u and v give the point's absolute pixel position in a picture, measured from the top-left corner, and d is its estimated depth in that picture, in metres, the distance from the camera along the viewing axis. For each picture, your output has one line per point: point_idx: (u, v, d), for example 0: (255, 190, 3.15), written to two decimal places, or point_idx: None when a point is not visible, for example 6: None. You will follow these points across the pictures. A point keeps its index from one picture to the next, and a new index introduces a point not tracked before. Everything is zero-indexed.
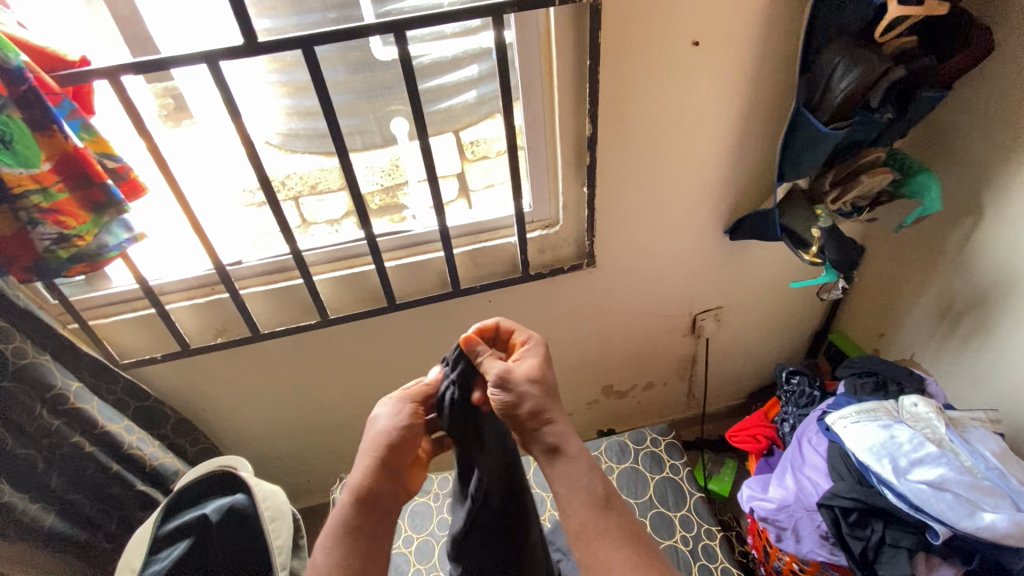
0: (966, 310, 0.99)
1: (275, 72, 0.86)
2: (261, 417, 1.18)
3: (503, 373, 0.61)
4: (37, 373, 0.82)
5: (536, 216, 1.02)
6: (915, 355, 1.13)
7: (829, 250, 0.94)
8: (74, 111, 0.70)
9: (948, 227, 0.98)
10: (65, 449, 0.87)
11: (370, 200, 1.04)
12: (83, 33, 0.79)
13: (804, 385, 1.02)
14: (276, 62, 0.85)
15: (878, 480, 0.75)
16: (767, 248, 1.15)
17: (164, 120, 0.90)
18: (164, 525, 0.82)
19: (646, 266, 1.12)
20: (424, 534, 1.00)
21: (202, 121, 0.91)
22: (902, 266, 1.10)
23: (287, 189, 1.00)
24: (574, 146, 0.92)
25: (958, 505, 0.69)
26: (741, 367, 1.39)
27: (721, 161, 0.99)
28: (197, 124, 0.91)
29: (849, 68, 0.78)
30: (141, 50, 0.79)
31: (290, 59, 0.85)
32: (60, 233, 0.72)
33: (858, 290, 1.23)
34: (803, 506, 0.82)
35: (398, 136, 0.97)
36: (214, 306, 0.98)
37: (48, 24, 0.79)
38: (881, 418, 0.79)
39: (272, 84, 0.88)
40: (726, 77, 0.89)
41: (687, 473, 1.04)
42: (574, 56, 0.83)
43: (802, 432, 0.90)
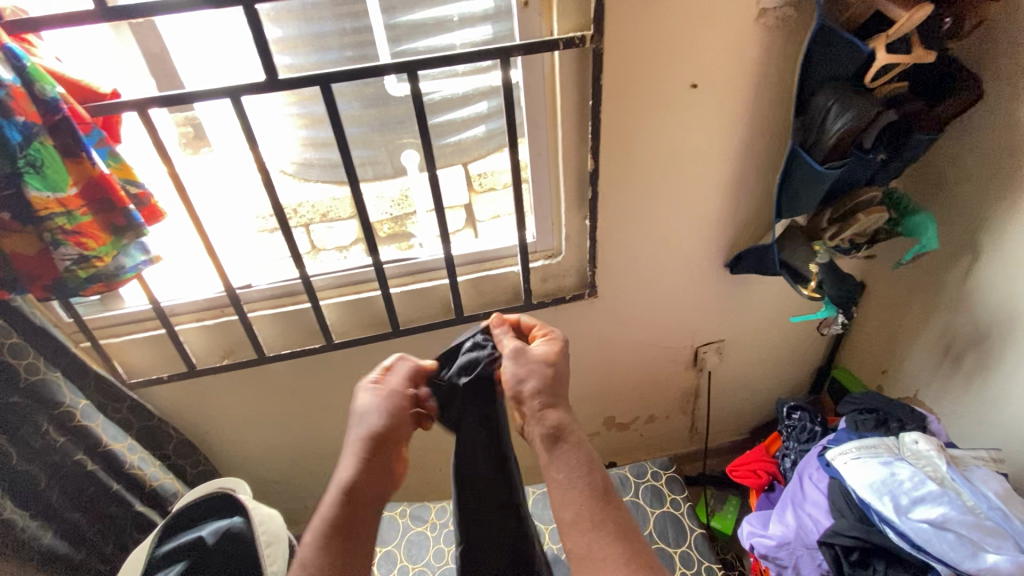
0: (968, 348, 0.99)
1: (294, 105, 0.90)
2: (262, 442, 1.18)
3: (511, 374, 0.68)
4: (45, 390, 0.83)
5: (539, 247, 1.05)
6: (918, 393, 1.12)
7: (828, 285, 0.96)
8: (102, 139, 0.74)
9: (947, 265, 1.00)
10: (68, 467, 0.87)
11: (380, 228, 1.09)
12: (119, 66, 0.85)
13: (805, 420, 0.99)
14: (294, 96, 0.89)
15: (879, 519, 0.72)
16: (768, 282, 1.17)
17: (183, 147, 0.95)
18: (159, 548, 0.82)
19: (647, 299, 1.14)
20: (421, 564, 0.98)
21: (219, 148, 0.95)
22: (902, 303, 1.10)
23: (299, 216, 1.06)
24: (577, 180, 0.95)
25: (961, 545, 0.67)
26: (744, 401, 1.38)
27: (721, 196, 1.02)
28: (215, 152, 0.96)
29: (843, 110, 0.80)
30: (168, 84, 0.84)
31: (309, 94, 0.89)
32: (80, 254, 0.74)
33: (863, 324, 1.22)
34: (803, 544, 0.79)
35: (408, 167, 1.01)
36: (222, 328, 1.00)
37: (84, 58, 0.84)
38: (882, 455, 0.77)
39: (291, 116, 0.91)
40: (723, 117, 0.93)
41: (688, 509, 1.03)
42: (578, 96, 0.87)
43: (803, 468, 0.86)
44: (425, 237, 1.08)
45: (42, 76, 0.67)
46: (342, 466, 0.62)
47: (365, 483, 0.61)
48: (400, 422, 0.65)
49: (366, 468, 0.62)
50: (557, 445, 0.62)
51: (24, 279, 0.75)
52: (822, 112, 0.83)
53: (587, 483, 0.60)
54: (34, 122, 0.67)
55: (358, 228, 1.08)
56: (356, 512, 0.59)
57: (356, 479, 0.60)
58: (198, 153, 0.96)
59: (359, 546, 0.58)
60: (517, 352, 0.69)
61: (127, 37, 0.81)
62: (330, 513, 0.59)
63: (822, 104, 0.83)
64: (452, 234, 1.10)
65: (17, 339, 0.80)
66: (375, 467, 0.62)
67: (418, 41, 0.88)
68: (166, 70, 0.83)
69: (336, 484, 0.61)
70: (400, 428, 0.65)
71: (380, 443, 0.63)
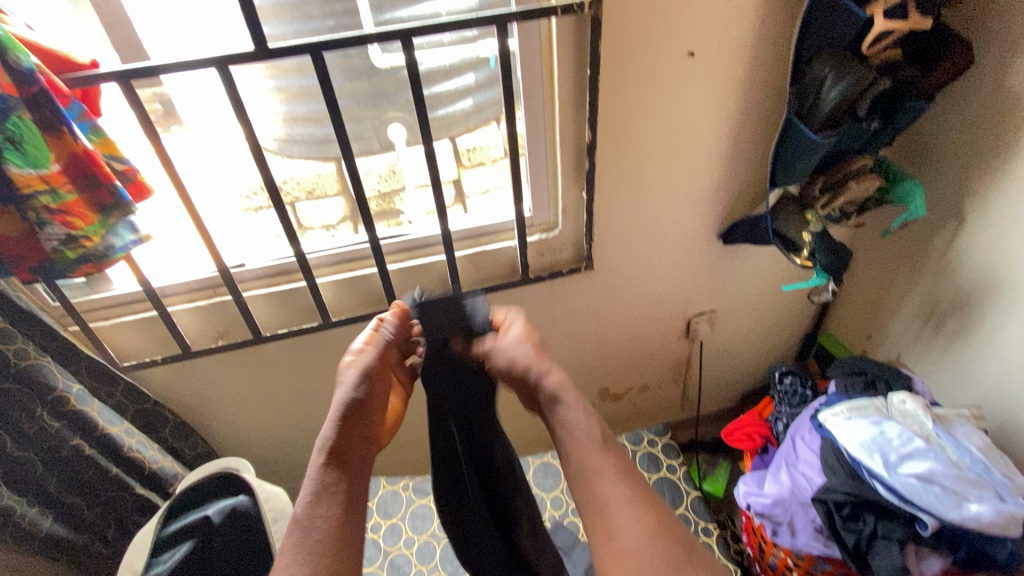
0: (950, 312, 1.03)
1: (272, 78, 0.88)
2: (261, 422, 1.18)
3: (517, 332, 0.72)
4: (37, 374, 0.81)
5: (536, 220, 1.05)
6: (901, 356, 1.17)
7: (820, 255, 0.96)
8: (84, 113, 0.70)
9: (933, 232, 1.02)
10: (65, 452, 0.86)
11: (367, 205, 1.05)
12: (92, 35, 0.80)
13: (796, 385, 1.02)
14: (274, 69, 0.87)
15: (869, 474, 0.75)
16: (759, 252, 1.19)
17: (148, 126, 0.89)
18: (166, 528, 0.83)
19: (642, 271, 1.15)
20: (426, 535, 1.00)
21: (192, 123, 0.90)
22: (888, 270, 1.13)
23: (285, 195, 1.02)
24: (574, 152, 0.95)
25: (946, 497, 0.70)
26: (734, 369, 1.42)
27: (716, 166, 1.02)
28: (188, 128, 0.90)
29: (839, 79, 0.81)
30: (131, 55, 0.78)
31: (290, 66, 0.86)
32: (68, 234, 0.72)
33: (850, 292, 1.25)
34: (798, 501, 0.81)
35: (396, 142, 0.99)
36: (216, 309, 0.98)
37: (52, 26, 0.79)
38: (872, 415, 0.80)
39: (271, 91, 0.89)
40: (720, 87, 0.92)
41: (684, 472, 1.06)
42: (575, 65, 0.86)
43: (795, 430, 0.89)
44: (415, 215, 1.07)
45: (15, 45, 0.63)
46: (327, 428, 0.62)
47: (350, 445, 0.62)
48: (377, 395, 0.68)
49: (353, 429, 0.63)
50: (557, 405, 0.64)
51: (9, 263, 0.72)
52: (818, 80, 0.84)
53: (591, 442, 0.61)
54: (10, 95, 0.63)
55: (345, 206, 1.06)
56: (349, 468, 0.60)
57: (341, 437, 0.62)
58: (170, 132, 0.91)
59: (348, 510, 0.57)
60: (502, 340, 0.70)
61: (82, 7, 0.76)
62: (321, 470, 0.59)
63: (819, 72, 0.83)
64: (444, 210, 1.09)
65: (4, 324, 0.78)
66: (353, 433, 0.63)
67: (403, 9, 0.85)
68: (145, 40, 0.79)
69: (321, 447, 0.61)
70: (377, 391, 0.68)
71: (358, 407, 0.65)
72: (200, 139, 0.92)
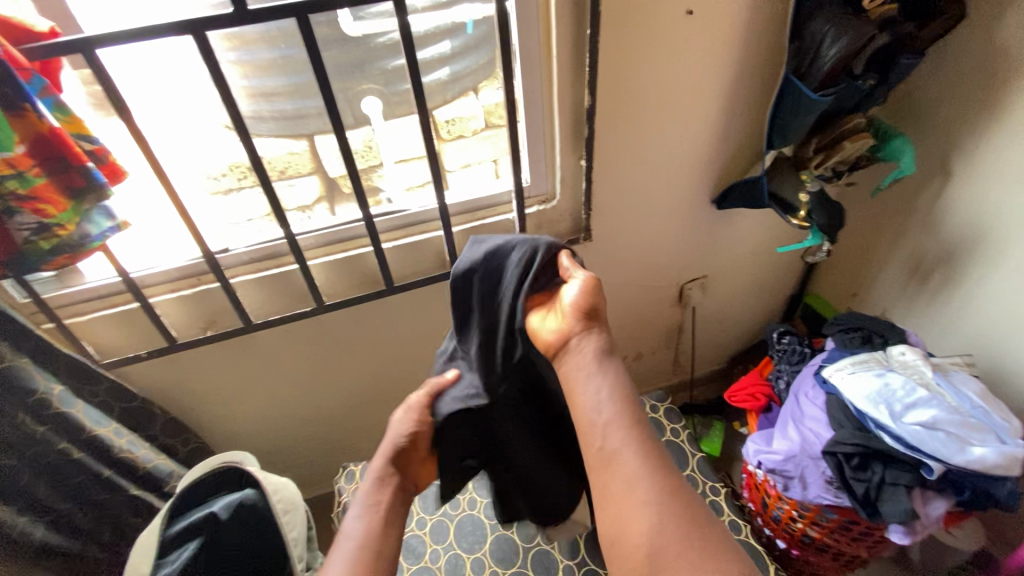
0: (935, 266, 1.07)
1: (231, 51, 0.82)
2: (254, 413, 1.13)
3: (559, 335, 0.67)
4: (14, 377, 0.75)
5: (534, 191, 1.02)
6: (887, 311, 1.21)
7: (817, 215, 0.97)
8: (46, 88, 0.63)
9: (920, 189, 1.04)
10: (50, 458, 0.81)
11: (341, 183, 1.01)
12: None
13: (795, 343, 1.03)
14: (232, 39, 0.81)
15: (876, 425, 0.77)
16: (751, 215, 1.20)
17: (94, 110, 0.78)
18: (170, 528, 0.79)
19: (638, 239, 1.15)
20: (438, 514, 0.99)
21: (178, 85, 0.82)
22: (874, 229, 1.16)
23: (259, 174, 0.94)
24: (573, 118, 0.92)
25: (950, 442, 0.72)
26: (725, 332, 1.45)
27: (712, 130, 1.02)
28: (171, 86, 0.82)
29: (838, 36, 0.81)
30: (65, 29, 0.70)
31: (251, 36, 0.81)
32: (40, 222, 0.65)
33: (836, 251, 1.28)
34: (808, 455, 0.83)
35: (371, 116, 0.94)
36: (201, 298, 0.93)
37: None
38: (875, 367, 0.82)
39: (230, 63, 0.83)
40: (718, 46, 0.91)
41: (687, 435, 1.08)
42: (574, 26, 0.82)
43: (799, 387, 0.92)
44: (395, 192, 1.02)
45: None
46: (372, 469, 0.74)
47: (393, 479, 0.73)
48: (422, 431, 0.76)
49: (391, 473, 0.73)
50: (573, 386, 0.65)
51: None
52: (817, 38, 0.84)
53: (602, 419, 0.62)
54: None
55: (318, 186, 0.99)
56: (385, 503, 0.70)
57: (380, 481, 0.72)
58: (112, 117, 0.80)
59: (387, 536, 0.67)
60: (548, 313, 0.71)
61: None
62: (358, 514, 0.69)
63: (818, 30, 0.83)
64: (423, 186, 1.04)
65: None
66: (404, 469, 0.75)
67: None
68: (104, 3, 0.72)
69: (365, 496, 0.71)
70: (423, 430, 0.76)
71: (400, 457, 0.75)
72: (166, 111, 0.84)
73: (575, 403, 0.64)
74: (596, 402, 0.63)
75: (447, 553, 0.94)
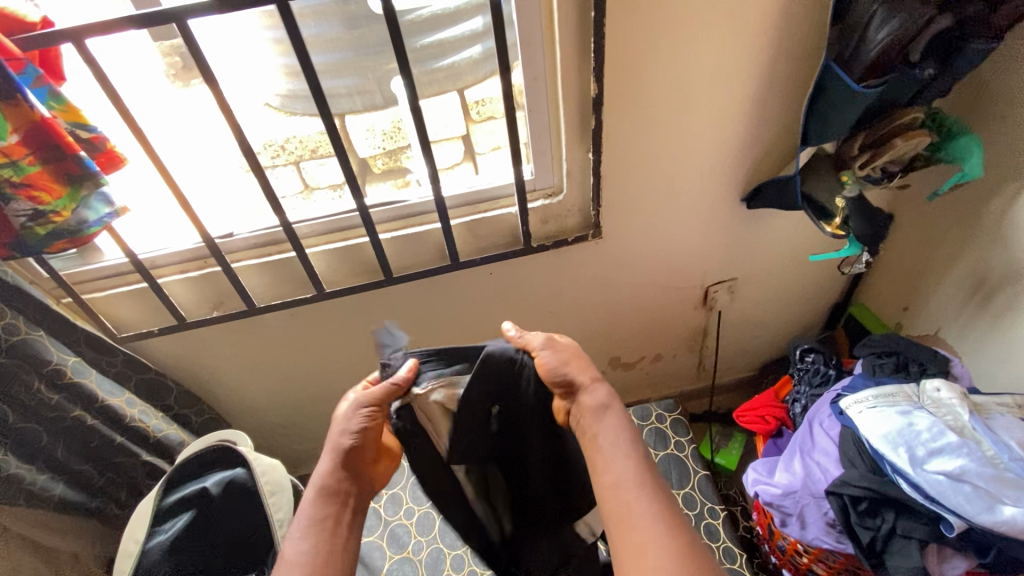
0: (1000, 286, 0.92)
1: (270, 29, 0.80)
2: (264, 389, 1.18)
3: (547, 339, 0.71)
4: (30, 350, 0.80)
5: (539, 185, 0.96)
6: (940, 331, 1.07)
7: (854, 222, 0.87)
8: (40, 77, 0.65)
9: (989, 195, 0.90)
10: (67, 423, 0.87)
11: (373, 163, 1.01)
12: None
13: (818, 364, 0.95)
14: (271, 18, 0.79)
15: (892, 469, 0.69)
16: (787, 216, 1.08)
17: (172, 80, 0.81)
18: (166, 499, 0.83)
19: (655, 237, 1.07)
20: (426, 507, 0.99)
21: None
22: (932, 238, 1.02)
23: (288, 153, 0.96)
24: (579, 108, 0.86)
25: (977, 498, 0.63)
26: (755, 339, 1.34)
27: (739, 123, 0.92)
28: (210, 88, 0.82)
29: (889, 16, 0.70)
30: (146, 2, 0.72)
31: None
32: (35, 209, 0.69)
33: (887, 260, 1.14)
34: (809, 493, 0.75)
35: (399, 96, 0.92)
36: (207, 280, 0.95)
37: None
38: (900, 403, 0.73)
39: (268, 42, 0.81)
40: (747, 30, 0.80)
41: (692, 450, 1.01)
42: (579, 8, 0.75)
43: (813, 415, 0.83)
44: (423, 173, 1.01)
45: None
46: (320, 470, 0.67)
47: (342, 485, 0.66)
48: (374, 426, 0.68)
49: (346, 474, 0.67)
50: (603, 415, 0.66)
51: None
52: (864, 19, 0.72)
53: (631, 452, 0.64)
54: None
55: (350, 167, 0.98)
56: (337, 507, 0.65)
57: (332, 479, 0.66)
58: (190, 88, 0.82)
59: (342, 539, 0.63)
60: (550, 342, 0.71)
61: None
62: (314, 507, 0.64)
63: (865, 9, 0.72)
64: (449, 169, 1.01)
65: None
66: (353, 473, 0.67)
67: None
68: None
69: (315, 486, 0.65)
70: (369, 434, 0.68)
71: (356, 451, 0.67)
72: (153, 101, 0.82)
73: (597, 438, 0.64)
74: (612, 460, 0.63)
75: (429, 546, 0.94)
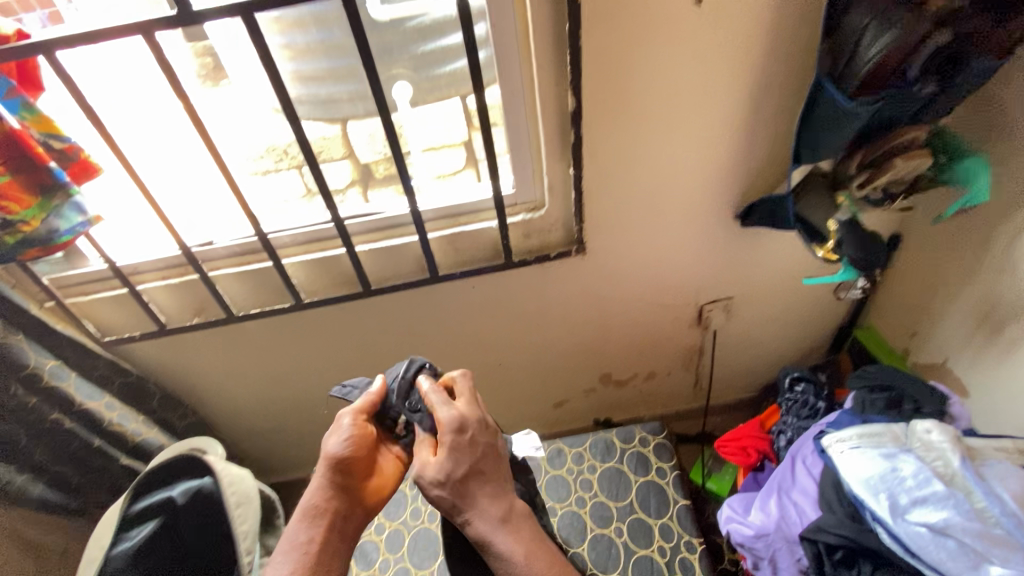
0: (1009, 317, 0.86)
1: (278, 34, 0.82)
2: (250, 394, 1.18)
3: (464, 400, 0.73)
4: (7, 353, 0.82)
5: (520, 199, 0.94)
6: (947, 361, 1.00)
7: (847, 246, 0.80)
8: (12, 89, 0.66)
9: (997, 221, 0.84)
10: (46, 425, 0.89)
11: (375, 168, 0.98)
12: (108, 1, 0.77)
13: (808, 395, 0.91)
14: (278, 24, 0.81)
15: (872, 517, 0.64)
16: (783, 236, 1.03)
17: (202, 80, 0.85)
18: (133, 506, 0.83)
19: (643, 253, 1.03)
20: (397, 523, 0.98)
21: (238, 81, 0.85)
22: (939, 263, 0.96)
23: (291, 157, 0.95)
24: (558, 123, 0.83)
25: (961, 555, 0.59)
26: (754, 360, 1.29)
27: (728, 139, 0.88)
28: (234, 85, 0.86)
29: (881, 31, 0.65)
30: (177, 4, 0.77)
31: (292, 19, 0.81)
32: (4, 219, 0.69)
33: (891, 284, 1.08)
34: (783, 537, 0.71)
35: (399, 102, 0.89)
36: (188, 287, 0.96)
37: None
38: (886, 445, 0.68)
39: (277, 47, 0.83)
40: (733, 45, 0.77)
41: (674, 477, 0.97)
42: (553, 22, 0.73)
43: (796, 450, 0.78)
44: (423, 180, 0.97)
45: None
46: (308, 491, 0.67)
47: (331, 504, 0.67)
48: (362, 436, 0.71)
49: (335, 492, 0.68)
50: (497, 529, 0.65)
51: None
52: (855, 34, 0.68)
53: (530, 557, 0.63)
54: None
55: (351, 171, 0.97)
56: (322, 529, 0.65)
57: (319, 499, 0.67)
58: (218, 87, 0.86)
59: (324, 563, 0.63)
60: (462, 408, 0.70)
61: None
62: (298, 529, 0.65)
63: (856, 22, 0.67)
64: (450, 176, 0.98)
65: None
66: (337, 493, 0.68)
67: None
68: None
69: (301, 508, 0.66)
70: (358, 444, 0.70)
71: (344, 465, 0.69)
72: (133, 112, 0.83)
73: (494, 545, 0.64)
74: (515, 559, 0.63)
75: (397, 565, 0.93)
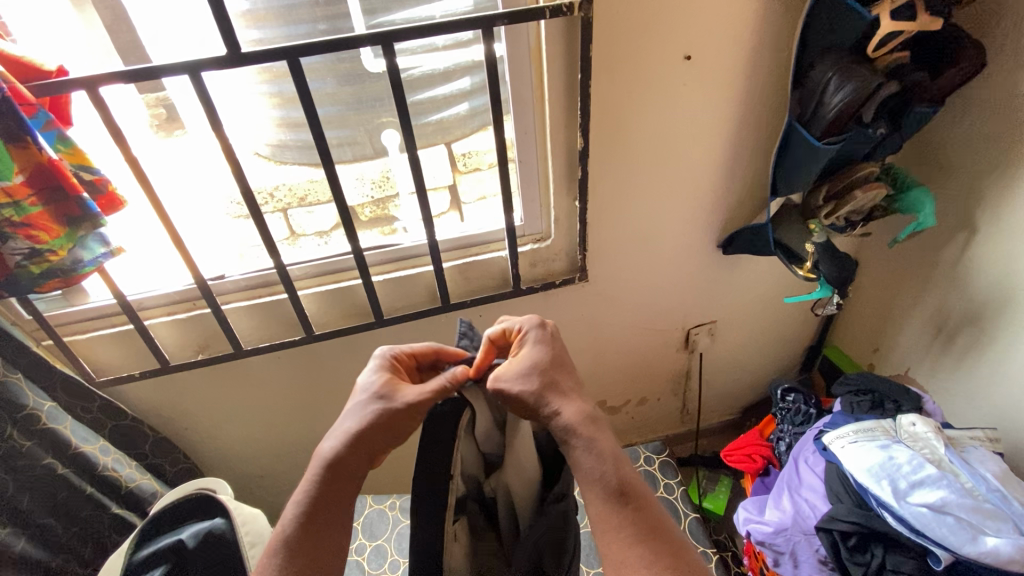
0: (961, 326, 0.98)
1: (265, 83, 0.82)
2: (244, 436, 1.14)
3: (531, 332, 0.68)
4: (6, 392, 0.78)
5: (528, 230, 1.01)
6: (910, 370, 1.12)
7: (824, 265, 0.92)
8: (50, 122, 0.67)
9: (943, 242, 0.97)
10: (37, 471, 0.83)
11: (360, 213, 1.02)
12: (81, 46, 0.76)
13: (800, 403, 1.00)
14: (266, 73, 0.81)
15: (878, 503, 0.72)
16: (760, 261, 1.15)
17: (154, 130, 0.84)
18: (138, 552, 0.78)
19: (638, 280, 1.11)
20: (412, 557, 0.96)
21: (193, 131, 0.85)
22: (895, 281, 1.09)
23: (275, 201, 0.98)
24: (567, 159, 0.91)
25: (960, 529, 0.66)
26: (736, 382, 1.38)
27: (714, 175, 0.99)
28: (189, 135, 0.85)
29: (842, 84, 0.77)
30: (134, 58, 0.75)
31: (280, 70, 0.81)
32: (32, 248, 0.69)
33: (854, 304, 1.21)
34: (800, 530, 0.80)
35: (388, 148, 0.95)
36: (194, 322, 0.94)
37: (63, 46, 0.76)
38: (879, 438, 0.77)
39: (262, 95, 0.83)
40: (718, 93, 0.89)
41: (682, 493, 1.01)
42: (566, 70, 0.82)
43: (798, 452, 0.88)
44: (411, 221, 1.01)
45: None
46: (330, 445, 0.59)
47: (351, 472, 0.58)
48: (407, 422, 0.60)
49: (357, 463, 0.58)
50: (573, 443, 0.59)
51: None
52: (820, 85, 0.80)
53: (605, 483, 0.56)
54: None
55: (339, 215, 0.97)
56: (336, 499, 0.56)
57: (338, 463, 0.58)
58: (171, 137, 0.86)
59: (332, 537, 0.55)
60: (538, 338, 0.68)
61: (89, 16, 0.73)
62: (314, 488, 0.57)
63: (821, 76, 0.80)
64: (438, 218, 1.04)
65: None
66: (345, 485, 0.57)
67: (395, 12, 0.81)
68: (128, 43, 0.74)
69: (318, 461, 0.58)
70: (375, 442, 0.59)
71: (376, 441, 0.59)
72: (148, 149, 0.85)
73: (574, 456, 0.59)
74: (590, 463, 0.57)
75: None
